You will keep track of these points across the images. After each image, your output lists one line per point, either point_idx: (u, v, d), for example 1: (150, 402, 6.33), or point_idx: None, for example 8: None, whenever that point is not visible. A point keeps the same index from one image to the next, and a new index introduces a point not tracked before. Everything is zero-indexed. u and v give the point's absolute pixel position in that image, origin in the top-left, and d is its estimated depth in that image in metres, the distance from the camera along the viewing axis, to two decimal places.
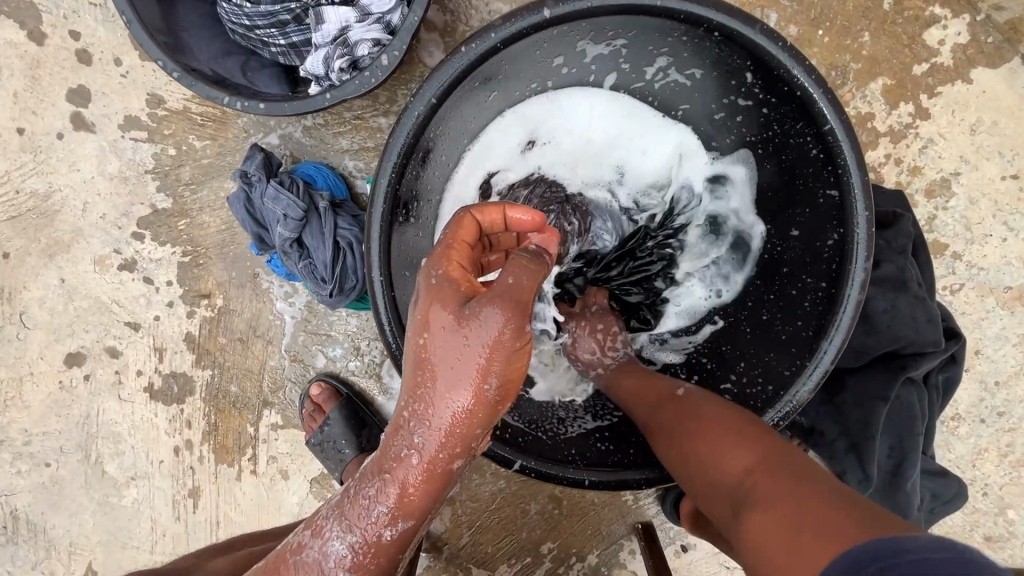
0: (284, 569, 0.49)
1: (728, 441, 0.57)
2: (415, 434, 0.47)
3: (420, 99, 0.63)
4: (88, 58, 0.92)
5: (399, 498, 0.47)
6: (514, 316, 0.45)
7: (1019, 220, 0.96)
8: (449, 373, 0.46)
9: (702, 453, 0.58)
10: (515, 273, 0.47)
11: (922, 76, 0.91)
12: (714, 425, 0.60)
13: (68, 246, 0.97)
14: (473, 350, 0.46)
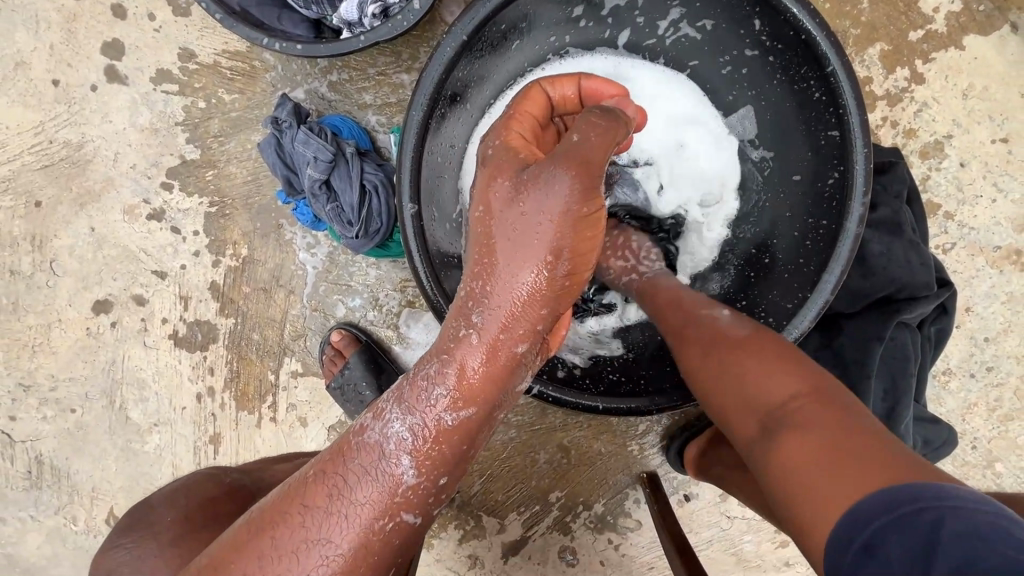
0: (348, 457, 0.52)
1: (772, 373, 0.56)
2: (482, 299, 0.53)
3: (452, 38, 0.68)
4: (124, 13, 0.96)
5: (465, 369, 0.52)
6: (573, 185, 0.50)
7: (1008, 181, 1.01)
8: (509, 246, 0.52)
9: (751, 383, 0.57)
10: (583, 132, 0.52)
11: (917, 42, 0.97)
12: (748, 346, 0.60)
13: (99, 196, 1.01)
14: (540, 212, 0.51)
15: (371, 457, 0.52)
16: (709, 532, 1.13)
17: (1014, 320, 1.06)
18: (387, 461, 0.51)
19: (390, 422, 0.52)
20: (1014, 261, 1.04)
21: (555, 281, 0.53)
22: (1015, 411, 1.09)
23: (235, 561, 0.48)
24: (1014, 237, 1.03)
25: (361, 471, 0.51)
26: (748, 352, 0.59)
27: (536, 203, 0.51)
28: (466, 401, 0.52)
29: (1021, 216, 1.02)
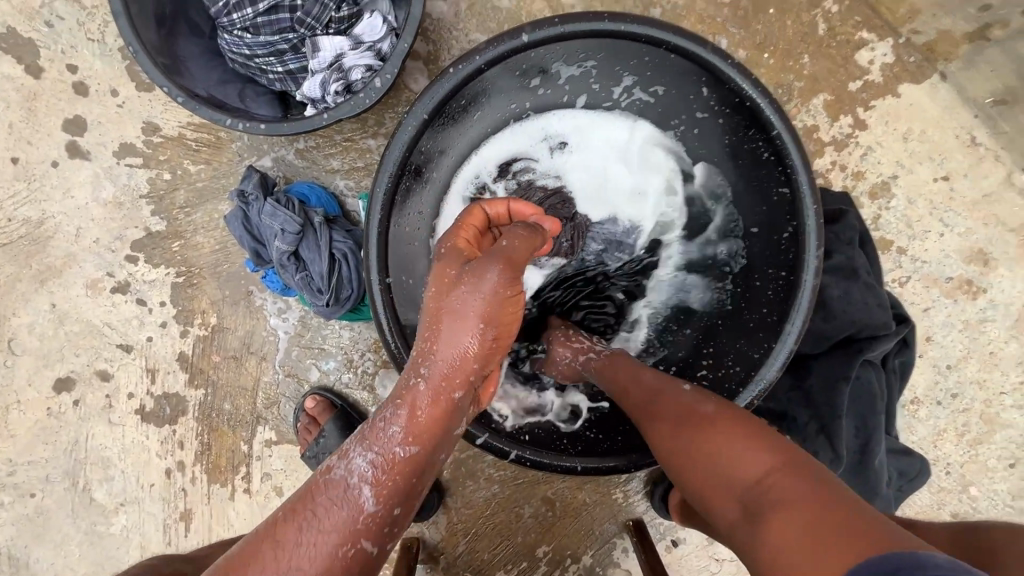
0: (314, 494, 0.51)
1: (742, 443, 0.57)
2: (427, 355, 0.57)
3: (413, 117, 0.69)
4: (85, 90, 0.96)
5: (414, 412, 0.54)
6: (496, 271, 0.58)
7: (953, 217, 1.07)
8: (451, 319, 0.57)
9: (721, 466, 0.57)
10: (510, 238, 0.61)
11: (857, 92, 1.02)
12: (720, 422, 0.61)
13: (60, 271, 0.99)
14: (476, 294, 0.57)
15: (334, 494, 0.51)
16: None
17: (973, 347, 1.10)
18: (341, 519, 0.50)
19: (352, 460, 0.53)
20: (966, 290, 1.09)
21: (486, 350, 0.58)
22: (983, 435, 1.12)
23: None
24: (964, 267, 1.08)
25: (313, 516, 0.50)
26: (716, 426, 0.60)
27: (472, 284, 0.58)
28: (413, 445, 0.53)
29: (968, 248, 1.08)
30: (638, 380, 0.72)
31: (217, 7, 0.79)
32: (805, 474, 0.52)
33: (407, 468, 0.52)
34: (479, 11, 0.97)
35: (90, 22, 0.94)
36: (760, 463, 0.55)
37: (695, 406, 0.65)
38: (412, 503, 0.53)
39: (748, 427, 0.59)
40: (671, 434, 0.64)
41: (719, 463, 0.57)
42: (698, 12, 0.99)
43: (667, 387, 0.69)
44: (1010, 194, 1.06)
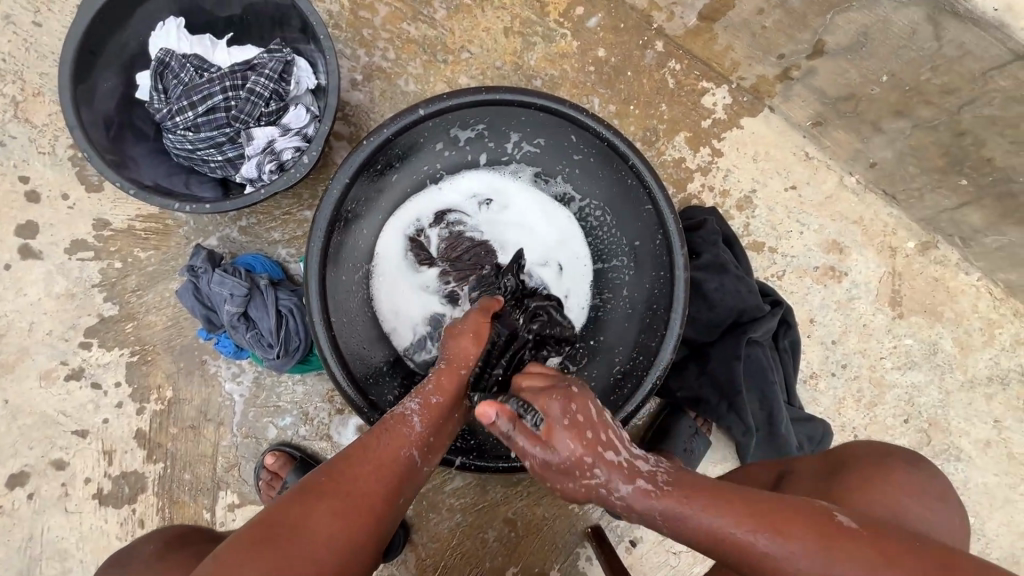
0: (381, 429, 0.71)
1: (871, 568, 0.55)
2: (444, 357, 0.80)
3: (337, 183, 0.84)
4: (37, 197, 1.05)
5: (440, 377, 0.77)
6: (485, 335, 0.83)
7: (806, 217, 1.29)
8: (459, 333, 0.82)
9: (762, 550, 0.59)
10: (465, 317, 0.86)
11: (708, 128, 1.26)
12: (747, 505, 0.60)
13: (13, 367, 1.03)
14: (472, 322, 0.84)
15: (395, 429, 0.71)
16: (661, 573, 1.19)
17: (849, 322, 1.30)
18: (402, 446, 0.70)
19: (406, 405, 0.74)
20: (832, 275, 1.29)
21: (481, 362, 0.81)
22: (876, 398, 1.29)
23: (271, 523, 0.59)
24: (825, 257, 1.29)
25: (382, 436, 0.70)
26: (847, 561, 0.55)
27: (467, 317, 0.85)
28: (431, 406, 0.74)
29: (825, 240, 1.29)
30: (747, 541, 0.58)
31: (160, 114, 0.92)
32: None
33: (438, 411, 0.74)
34: (390, 96, 1.16)
35: (41, 138, 1.06)
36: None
37: (818, 555, 0.56)
38: (440, 440, 0.75)
39: (886, 552, 0.56)
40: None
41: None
42: (571, 79, 1.22)
43: (769, 523, 0.59)
44: (845, 193, 1.30)
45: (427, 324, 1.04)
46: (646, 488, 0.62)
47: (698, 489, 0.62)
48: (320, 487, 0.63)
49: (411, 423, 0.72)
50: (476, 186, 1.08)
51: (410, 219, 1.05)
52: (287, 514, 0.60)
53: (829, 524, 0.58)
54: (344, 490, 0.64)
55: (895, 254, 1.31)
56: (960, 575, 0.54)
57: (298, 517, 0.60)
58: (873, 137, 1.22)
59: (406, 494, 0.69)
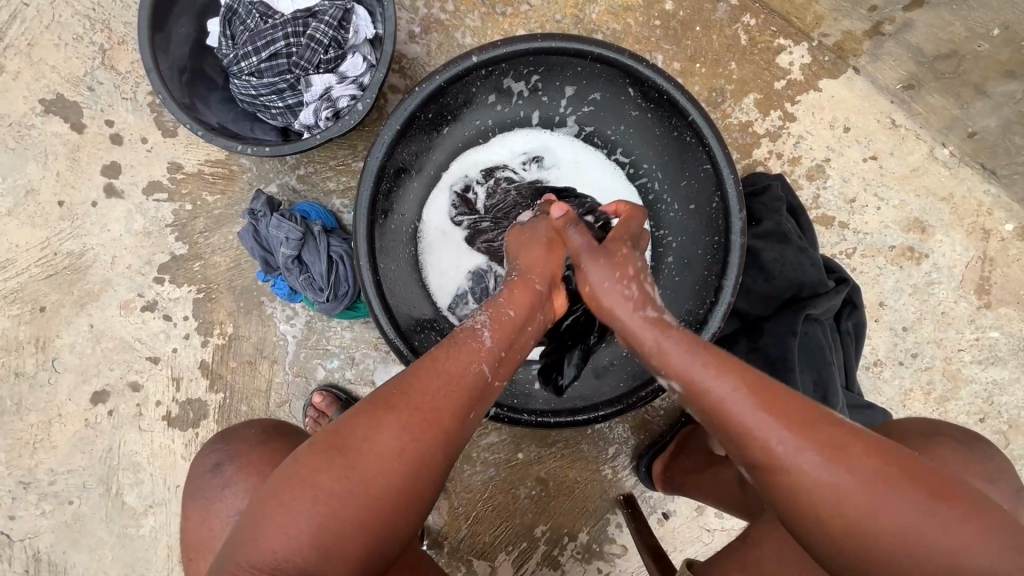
0: (448, 341, 0.69)
1: (888, 493, 0.56)
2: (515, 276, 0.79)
3: (388, 129, 0.86)
4: (120, 139, 1.13)
5: (513, 295, 0.75)
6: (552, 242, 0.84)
7: (887, 191, 1.18)
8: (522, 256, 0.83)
9: (802, 486, 0.58)
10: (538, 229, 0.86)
11: (783, 90, 1.17)
12: (810, 446, 0.58)
13: (97, 295, 1.14)
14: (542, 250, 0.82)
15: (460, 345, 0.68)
16: (693, 548, 1.17)
17: (925, 308, 1.19)
18: (472, 359, 0.67)
19: (476, 320, 0.71)
20: (910, 257, 1.18)
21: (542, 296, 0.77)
22: (950, 392, 1.19)
23: (341, 437, 0.60)
24: (904, 236, 1.18)
25: (447, 350, 0.67)
26: (872, 482, 0.57)
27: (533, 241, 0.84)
28: (503, 323, 0.71)
29: (905, 218, 1.18)
30: (768, 437, 0.59)
31: (228, 59, 0.96)
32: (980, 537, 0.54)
33: (508, 324, 0.71)
34: (447, 50, 1.15)
35: (124, 84, 1.13)
36: (958, 539, 0.55)
37: (845, 471, 0.57)
38: (512, 354, 0.72)
39: (922, 487, 0.56)
40: (802, 493, 0.58)
41: (861, 518, 0.56)
42: (635, 34, 1.16)
43: (819, 441, 0.58)
44: (936, 166, 1.18)
45: (468, 279, 1.05)
46: (675, 339, 0.69)
47: (743, 376, 0.63)
48: (389, 401, 0.62)
49: (482, 338, 0.69)
50: (522, 143, 1.06)
51: (456, 175, 1.05)
52: (358, 426, 0.60)
53: (873, 451, 0.58)
54: (416, 407, 0.62)
55: (988, 238, 1.18)
56: (986, 529, 0.55)
57: (369, 429, 0.60)
58: (975, 102, 1.09)
59: (477, 410, 0.67)
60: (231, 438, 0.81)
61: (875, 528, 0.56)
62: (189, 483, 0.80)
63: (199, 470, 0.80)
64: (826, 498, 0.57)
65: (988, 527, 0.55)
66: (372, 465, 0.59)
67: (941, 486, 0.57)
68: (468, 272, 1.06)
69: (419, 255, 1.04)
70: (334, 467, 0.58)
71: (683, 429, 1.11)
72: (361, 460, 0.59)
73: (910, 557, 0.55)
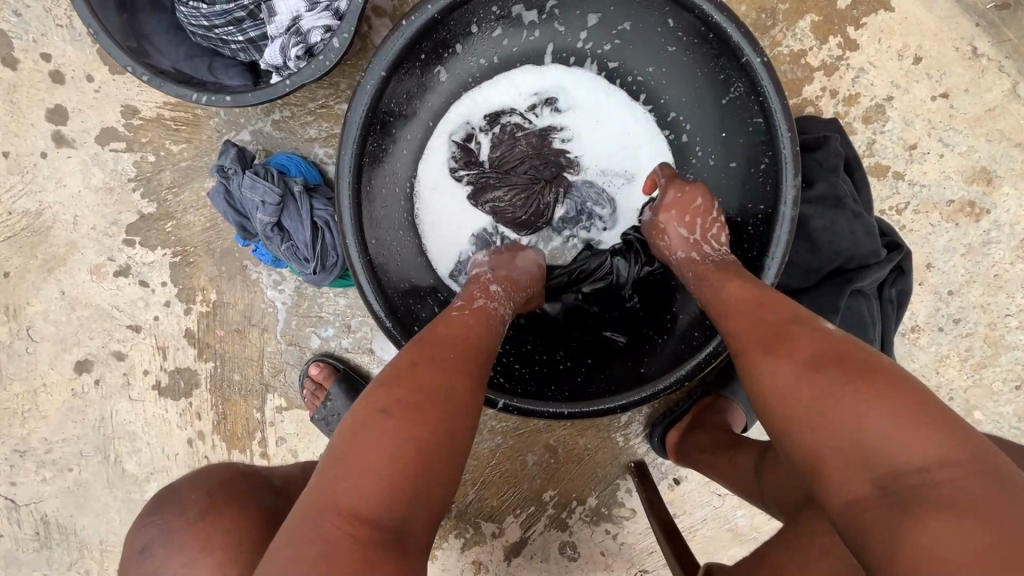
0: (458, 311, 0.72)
1: (868, 399, 0.51)
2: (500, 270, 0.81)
3: (371, 75, 0.72)
4: (61, 78, 0.97)
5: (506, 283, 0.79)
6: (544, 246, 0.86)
7: (954, 135, 1.02)
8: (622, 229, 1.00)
9: (788, 383, 0.56)
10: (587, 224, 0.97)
11: (846, 10, 0.97)
12: (794, 345, 0.58)
13: (64, 260, 1.03)
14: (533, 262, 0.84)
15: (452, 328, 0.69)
16: (702, 511, 1.15)
17: (976, 271, 1.07)
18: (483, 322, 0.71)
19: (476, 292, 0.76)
20: (968, 213, 1.05)
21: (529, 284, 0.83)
22: (988, 358, 1.11)
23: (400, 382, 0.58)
24: (966, 189, 1.04)
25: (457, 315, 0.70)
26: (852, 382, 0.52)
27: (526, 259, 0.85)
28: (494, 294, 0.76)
29: (970, 167, 1.03)
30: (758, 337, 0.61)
31: None
32: (905, 418, 0.49)
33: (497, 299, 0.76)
34: None
35: (57, 8, 0.95)
36: (926, 450, 0.48)
37: (827, 374, 0.54)
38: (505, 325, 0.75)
39: (846, 372, 0.53)
40: (779, 389, 0.57)
41: (832, 421, 0.52)
42: None
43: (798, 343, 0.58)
44: (1016, 105, 1.01)
45: (472, 245, 0.92)
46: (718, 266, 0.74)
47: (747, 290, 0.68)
48: (428, 350, 0.63)
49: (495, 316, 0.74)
50: (533, 83, 0.89)
51: (457, 122, 0.90)
52: (410, 370, 0.59)
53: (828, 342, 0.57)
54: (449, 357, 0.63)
55: None
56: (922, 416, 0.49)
57: (414, 370, 0.59)
58: None
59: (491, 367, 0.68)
60: (167, 506, 0.73)
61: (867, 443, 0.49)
62: (124, 556, 0.72)
63: (132, 543, 0.72)
64: (817, 402, 0.53)
65: (922, 419, 0.49)
66: (435, 395, 0.57)
67: (906, 394, 0.51)
68: (473, 239, 0.92)
69: (415, 217, 0.91)
70: (402, 399, 0.56)
71: (702, 400, 1.05)
72: (424, 393, 0.57)
73: (824, 430, 0.52)
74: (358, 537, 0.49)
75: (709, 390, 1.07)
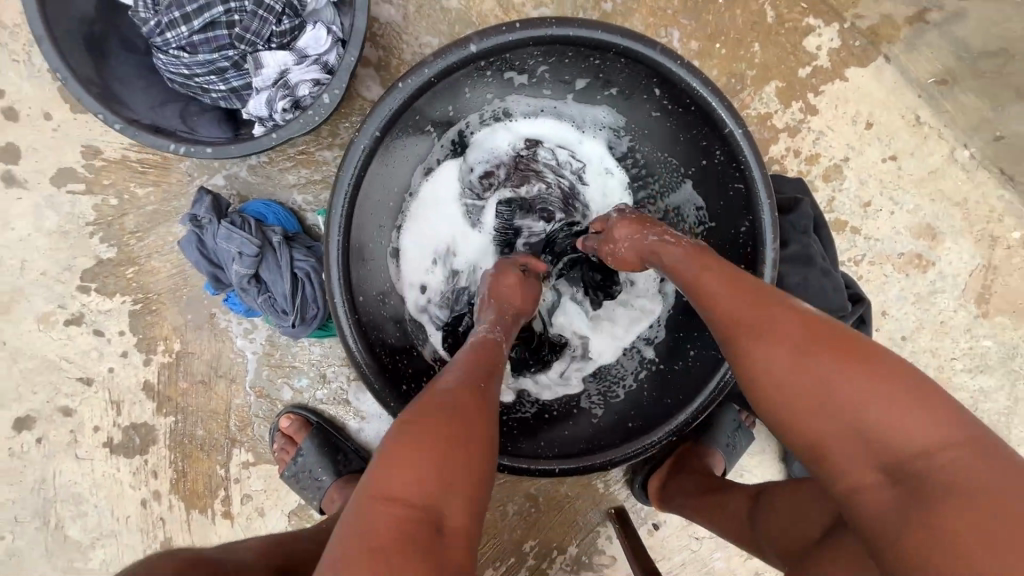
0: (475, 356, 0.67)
1: (878, 388, 0.48)
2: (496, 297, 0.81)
3: (365, 137, 0.71)
4: (15, 115, 0.91)
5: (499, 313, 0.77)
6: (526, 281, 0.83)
7: (902, 194, 1.11)
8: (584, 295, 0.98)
9: (782, 375, 0.52)
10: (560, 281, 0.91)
11: (807, 78, 1.04)
12: (799, 318, 0.55)
13: (8, 308, 0.95)
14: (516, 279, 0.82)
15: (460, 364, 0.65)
16: (681, 556, 1.15)
17: (924, 318, 1.15)
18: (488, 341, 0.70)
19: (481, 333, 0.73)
20: (917, 264, 1.13)
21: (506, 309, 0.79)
22: None
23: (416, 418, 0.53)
24: (914, 242, 1.12)
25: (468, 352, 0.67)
26: (860, 376, 0.48)
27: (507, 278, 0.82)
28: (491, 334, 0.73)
29: (917, 224, 1.12)
30: (765, 329, 0.55)
31: (148, 26, 0.74)
32: (877, 386, 0.48)
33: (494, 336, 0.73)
34: (427, 13, 0.95)
35: (13, 42, 0.89)
36: (921, 431, 0.46)
37: (839, 368, 0.49)
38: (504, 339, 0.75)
39: (772, 340, 0.54)
40: (777, 375, 0.53)
41: (843, 414, 0.48)
42: (649, 5, 1.00)
43: (809, 336, 0.53)
44: (954, 169, 1.10)
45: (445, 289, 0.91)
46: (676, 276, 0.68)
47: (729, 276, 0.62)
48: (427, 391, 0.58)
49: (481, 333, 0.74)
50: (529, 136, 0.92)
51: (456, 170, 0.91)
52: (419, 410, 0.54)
53: (747, 295, 0.58)
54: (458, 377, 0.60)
55: (994, 246, 1.14)
56: (912, 393, 0.47)
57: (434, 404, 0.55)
58: (1009, 105, 1.00)
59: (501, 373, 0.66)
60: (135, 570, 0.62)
61: (891, 438, 0.47)
62: None
63: None
64: (835, 397, 0.49)
65: (920, 397, 0.47)
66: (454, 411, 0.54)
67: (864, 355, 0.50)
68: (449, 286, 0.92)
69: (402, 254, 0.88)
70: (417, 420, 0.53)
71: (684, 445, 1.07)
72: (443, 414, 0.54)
73: (800, 412, 0.51)
74: (394, 516, 0.46)
75: (688, 436, 1.09)
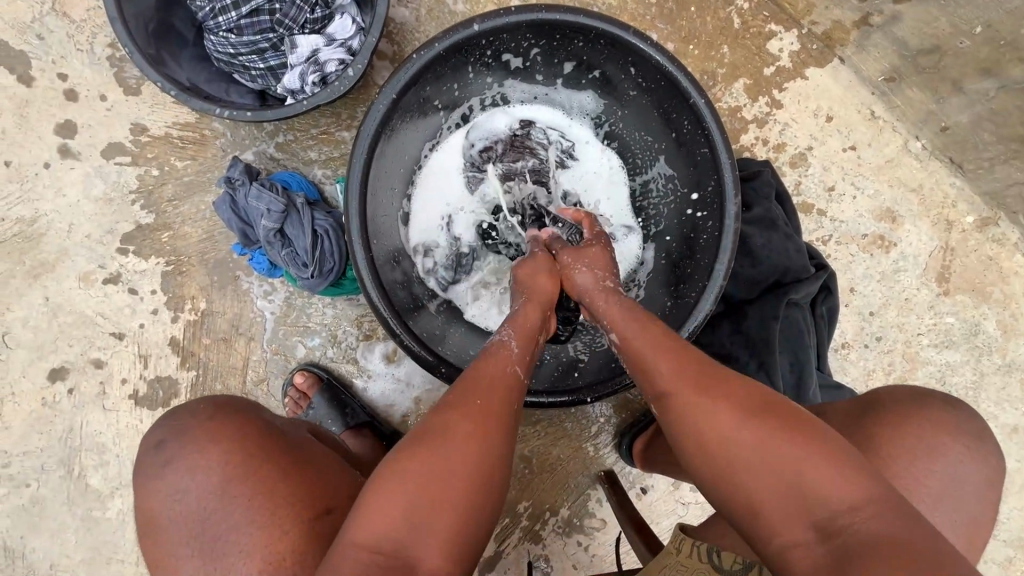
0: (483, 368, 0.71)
1: (799, 460, 0.56)
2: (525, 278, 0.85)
3: (384, 98, 0.82)
4: (75, 96, 1.04)
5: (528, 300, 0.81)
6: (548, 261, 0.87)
7: (862, 180, 1.22)
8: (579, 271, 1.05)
9: (726, 440, 0.59)
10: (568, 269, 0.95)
11: (771, 76, 1.18)
12: (740, 407, 0.61)
13: (52, 266, 1.05)
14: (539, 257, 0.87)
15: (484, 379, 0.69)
16: (668, 521, 1.21)
17: (890, 294, 1.24)
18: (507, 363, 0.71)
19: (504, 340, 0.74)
20: (880, 244, 1.23)
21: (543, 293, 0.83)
22: (907, 373, 1.25)
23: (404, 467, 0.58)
24: (876, 224, 1.23)
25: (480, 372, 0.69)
26: (797, 450, 0.56)
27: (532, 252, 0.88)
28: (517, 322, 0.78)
29: (878, 207, 1.23)
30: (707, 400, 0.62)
31: (203, 12, 0.89)
32: (821, 459, 0.55)
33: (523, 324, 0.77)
34: (437, 15, 1.09)
35: (79, 34, 1.03)
36: (837, 478, 0.54)
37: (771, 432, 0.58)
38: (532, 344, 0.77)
39: (782, 428, 0.58)
40: (727, 447, 0.59)
41: (770, 477, 0.56)
42: (630, 12, 1.15)
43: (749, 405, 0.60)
44: (908, 158, 1.22)
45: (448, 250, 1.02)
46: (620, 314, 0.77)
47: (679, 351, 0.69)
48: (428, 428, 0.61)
49: (510, 349, 0.73)
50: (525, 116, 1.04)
51: (459, 145, 1.03)
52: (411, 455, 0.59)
53: (738, 389, 0.62)
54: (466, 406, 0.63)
55: (951, 228, 1.24)
56: (832, 456, 0.55)
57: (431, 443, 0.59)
58: (950, 98, 1.13)
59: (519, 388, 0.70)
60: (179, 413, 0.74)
61: (824, 500, 0.54)
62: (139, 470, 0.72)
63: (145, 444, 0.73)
64: (776, 466, 0.56)
65: (837, 459, 0.55)
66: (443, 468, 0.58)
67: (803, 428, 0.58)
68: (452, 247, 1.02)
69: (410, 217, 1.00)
70: (412, 479, 0.57)
71: None
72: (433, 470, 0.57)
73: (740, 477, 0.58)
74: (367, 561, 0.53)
75: None
